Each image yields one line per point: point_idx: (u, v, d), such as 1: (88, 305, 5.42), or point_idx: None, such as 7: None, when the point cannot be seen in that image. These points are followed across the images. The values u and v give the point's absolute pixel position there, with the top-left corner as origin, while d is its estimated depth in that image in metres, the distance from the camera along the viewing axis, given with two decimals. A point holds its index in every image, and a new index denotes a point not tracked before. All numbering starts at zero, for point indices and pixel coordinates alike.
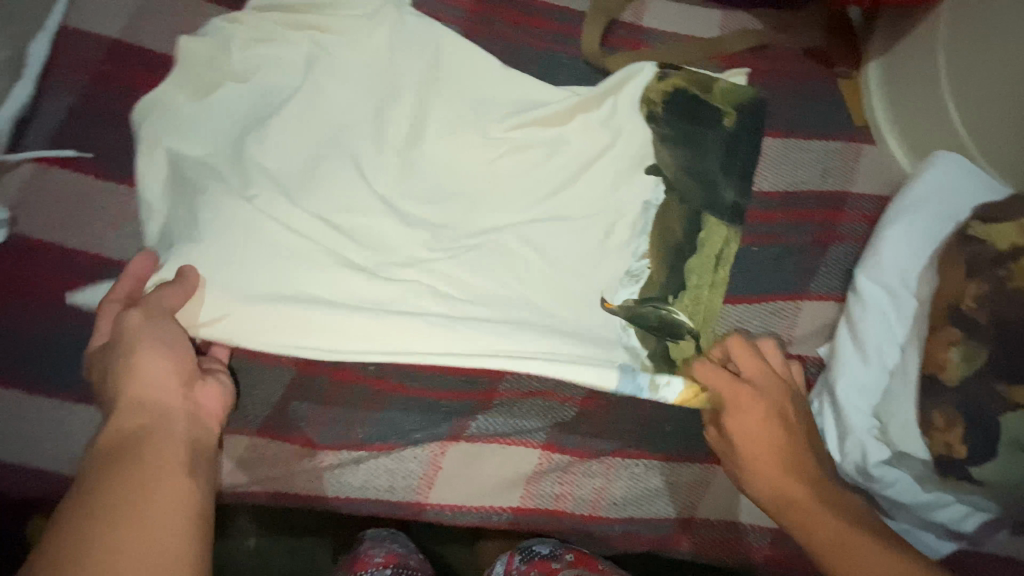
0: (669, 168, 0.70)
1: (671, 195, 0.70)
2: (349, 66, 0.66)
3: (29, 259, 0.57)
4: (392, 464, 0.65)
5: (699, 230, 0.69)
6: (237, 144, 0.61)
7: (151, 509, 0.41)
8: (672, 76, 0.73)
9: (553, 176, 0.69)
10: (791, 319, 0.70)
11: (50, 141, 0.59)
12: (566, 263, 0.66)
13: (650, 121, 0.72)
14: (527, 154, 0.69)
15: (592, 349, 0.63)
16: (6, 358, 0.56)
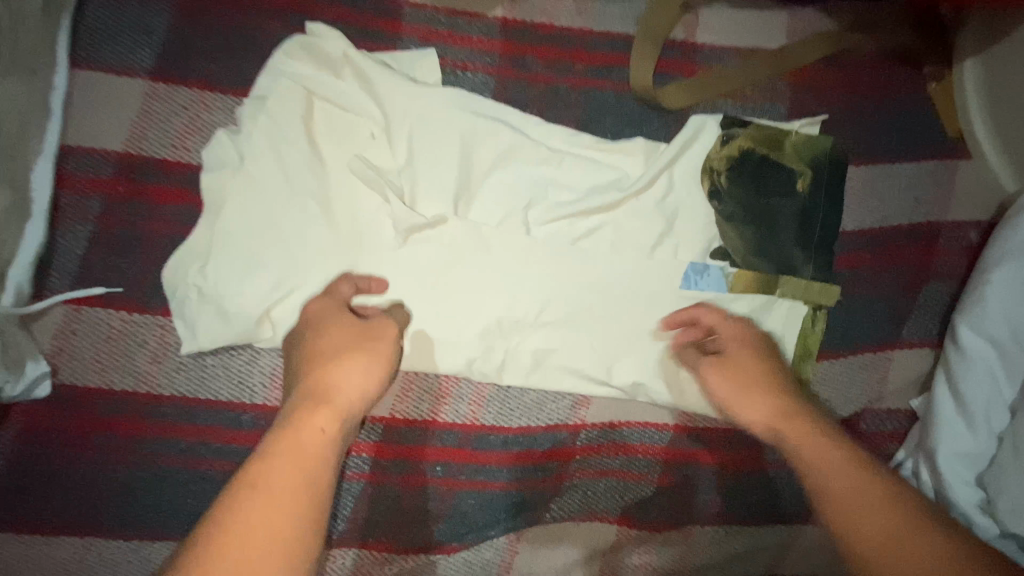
0: (738, 251, 0.64)
1: (744, 282, 0.64)
2: (376, 170, 0.59)
3: (78, 406, 0.55)
4: (469, 557, 0.64)
5: (777, 315, 0.64)
6: (271, 269, 0.57)
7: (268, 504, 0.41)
8: (737, 137, 0.65)
9: (611, 273, 0.63)
10: (881, 373, 0.65)
11: (75, 278, 0.55)
12: (630, 356, 0.63)
13: (713, 195, 0.65)
14: (578, 252, 0.63)
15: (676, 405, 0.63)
16: (72, 511, 0.55)
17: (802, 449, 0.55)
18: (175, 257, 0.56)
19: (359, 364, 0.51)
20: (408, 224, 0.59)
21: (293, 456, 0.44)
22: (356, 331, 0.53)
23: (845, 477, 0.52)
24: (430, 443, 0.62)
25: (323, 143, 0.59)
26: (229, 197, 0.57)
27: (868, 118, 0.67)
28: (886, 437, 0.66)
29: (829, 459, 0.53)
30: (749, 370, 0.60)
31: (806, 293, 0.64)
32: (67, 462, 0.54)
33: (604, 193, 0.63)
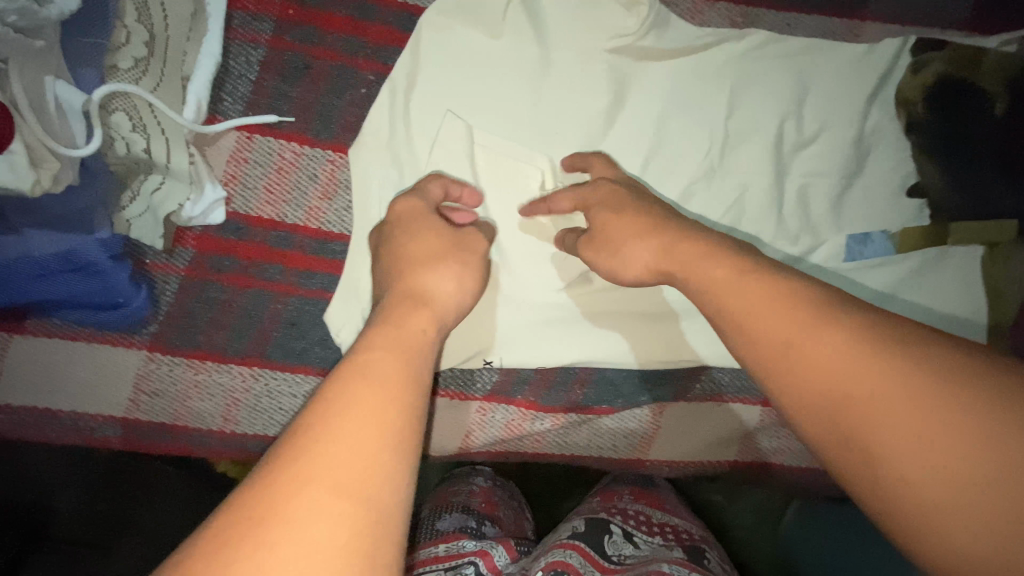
0: (935, 187, 0.60)
1: (935, 220, 0.61)
2: (550, 126, 0.57)
3: (249, 237, 0.54)
4: (613, 424, 0.64)
5: (963, 246, 0.61)
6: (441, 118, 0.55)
7: (347, 390, 0.31)
8: (932, 62, 0.58)
9: (783, 151, 0.60)
10: None
11: (247, 104, 0.54)
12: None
13: (908, 128, 0.60)
14: (750, 209, 0.60)
15: None
16: (247, 339, 0.56)
17: (744, 313, 0.36)
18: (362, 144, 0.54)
19: (451, 277, 0.45)
20: (597, 99, 0.57)
21: (369, 386, 0.32)
22: (442, 238, 0.47)
23: (918, 410, 0.27)
24: (585, 369, 0.62)
25: (506, 10, 0.55)
26: (415, 57, 0.54)
27: None
28: None
29: (862, 334, 0.31)
30: (649, 253, 0.45)
31: (984, 234, 0.60)
32: (237, 292, 0.55)
33: (795, 126, 0.59)
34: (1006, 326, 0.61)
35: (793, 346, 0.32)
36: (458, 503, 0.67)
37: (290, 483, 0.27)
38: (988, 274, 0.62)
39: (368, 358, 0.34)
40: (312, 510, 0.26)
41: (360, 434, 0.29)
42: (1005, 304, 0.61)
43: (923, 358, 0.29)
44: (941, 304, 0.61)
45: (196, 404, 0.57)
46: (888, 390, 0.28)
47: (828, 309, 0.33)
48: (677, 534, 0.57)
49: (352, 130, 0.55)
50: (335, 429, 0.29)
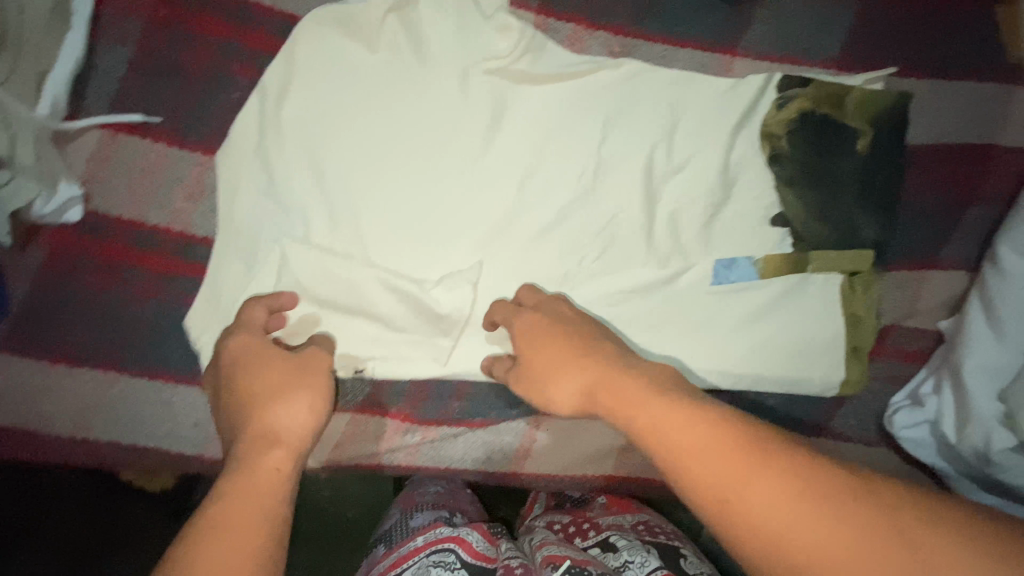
0: (798, 217, 0.63)
1: (797, 249, 0.64)
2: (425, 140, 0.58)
3: (110, 237, 0.53)
4: (488, 437, 0.64)
5: (823, 274, 0.64)
6: (314, 126, 0.55)
7: (229, 501, 0.38)
8: (796, 99, 0.62)
9: (654, 177, 0.63)
10: (914, 292, 0.65)
11: (113, 103, 0.53)
12: (669, 334, 0.65)
13: (773, 161, 0.63)
14: (624, 232, 0.63)
15: (704, 363, 0.65)
16: (103, 341, 0.55)
17: (707, 471, 0.36)
18: (231, 148, 0.54)
19: (299, 408, 0.47)
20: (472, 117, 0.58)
21: (247, 500, 0.39)
22: (286, 364, 0.49)
23: (813, 527, 0.32)
24: (460, 384, 0.62)
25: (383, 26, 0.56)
26: (289, 66, 0.55)
27: (930, 33, 0.65)
28: (909, 357, 0.67)
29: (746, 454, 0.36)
30: (572, 369, 0.50)
31: (841, 264, 0.63)
32: (95, 293, 0.54)
33: (665, 153, 0.62)
34: (863, 349, 0.64)
35: (753, 507, 0.34)
36: (428, 503, 0.60)
37: (226, 532, 0.37)
38: (848, 302, 0.64)
39: (248, 471, 0.41)
40: (230, 542, 0.36)
41: (242, 531, 0.37)
42: (863, 331, 0.65)
43: (860, 502, 0.33)
44: (802, 330, 0.64)
45: (48, 407, 0.55)
46: (794, 503, 0.33)
47: (745, 439, 0.37)
48: (650, 527, 0.59)
49: (222, 134, 0.54)
50: (244, 512, 0.38)
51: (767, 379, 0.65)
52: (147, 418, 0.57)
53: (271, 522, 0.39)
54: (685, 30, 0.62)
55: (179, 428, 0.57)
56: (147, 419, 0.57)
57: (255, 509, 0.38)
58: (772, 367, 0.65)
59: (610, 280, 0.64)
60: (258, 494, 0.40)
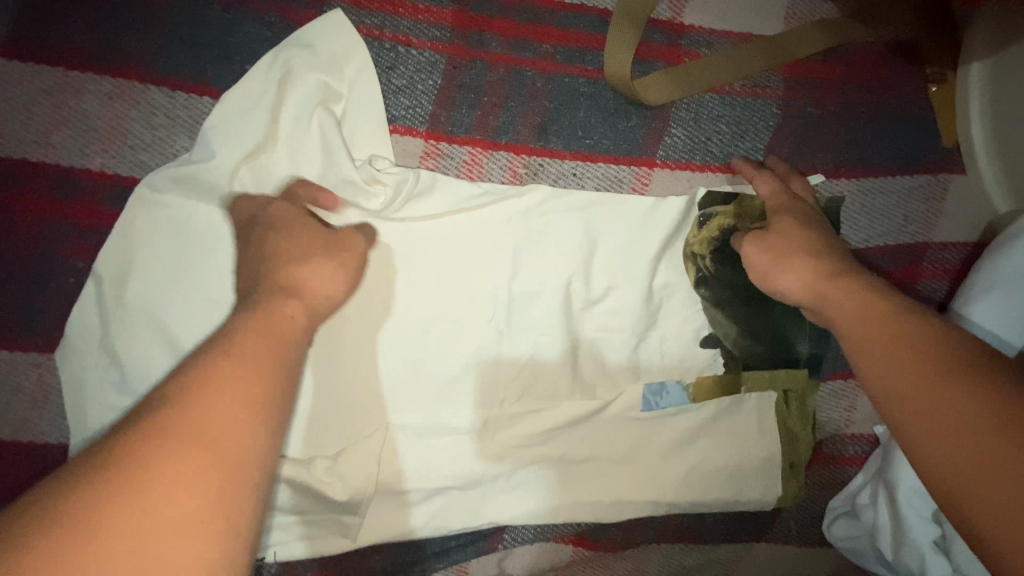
0: (729, 339, 0.59)
1: (729, 371, 0.60)
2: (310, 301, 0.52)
3: None
4: None
5: (757, 395, 0.60)
6: (169, 305, 0.47)
7: (180, 439, 0.27)
8: (715, 218, 0.57)
9: (573, 307, 0.57)
10: (851, 401, 0.63)
11: None
12: (600, 464, 0.60)
13: (700, 282, 0.58)
14: (546, 365, 0.58)
15: (638, 493, 0.61)
16: None
17: (893, 370, 0.38)
18: (71, 345, 0.47)
19: (337, 277, 0.43)
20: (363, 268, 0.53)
21: (176, 438, 0.27)
22: (313, 234, 0.45)
23: (952, 395, 0.35)
24: (377, 544, 0.57)
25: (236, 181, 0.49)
26: (131, 244, 0.47)
27: (864, 122, 0.60)
28: (847, 461, 0.65)
29: (928, 366, 0.37)
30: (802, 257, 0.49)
31: (773, 382, 0.60)
32: None
33: (583, 283, 0.57)
34: (800, 466, 0.62)
35: (912, 400, 0.36)
36: None
37: (216, 445, 0.27)
38: (783, 419, 0.61)
39: (177, 407, 0.28)
40: (246, 464, 0.28)
41: (186, 483, 0.26)
42: (798, 446, 0.62)
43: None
44: (737, 451, 0.61)
45: None
46: (946, 394, 0.35)
47: (920, 336, 0.39)
48: None
49: (61, 325, 0.47)
50: (216, 417, 0.28)
51: (706, 505, 0.61)
52: None
53: (264, 424, 0.30)
54: (594, 142, 0.57)
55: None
56: None
57: (228, 454, 0.28)
58: (710, 492, 0.61)
59: (536, 418, 0.58)
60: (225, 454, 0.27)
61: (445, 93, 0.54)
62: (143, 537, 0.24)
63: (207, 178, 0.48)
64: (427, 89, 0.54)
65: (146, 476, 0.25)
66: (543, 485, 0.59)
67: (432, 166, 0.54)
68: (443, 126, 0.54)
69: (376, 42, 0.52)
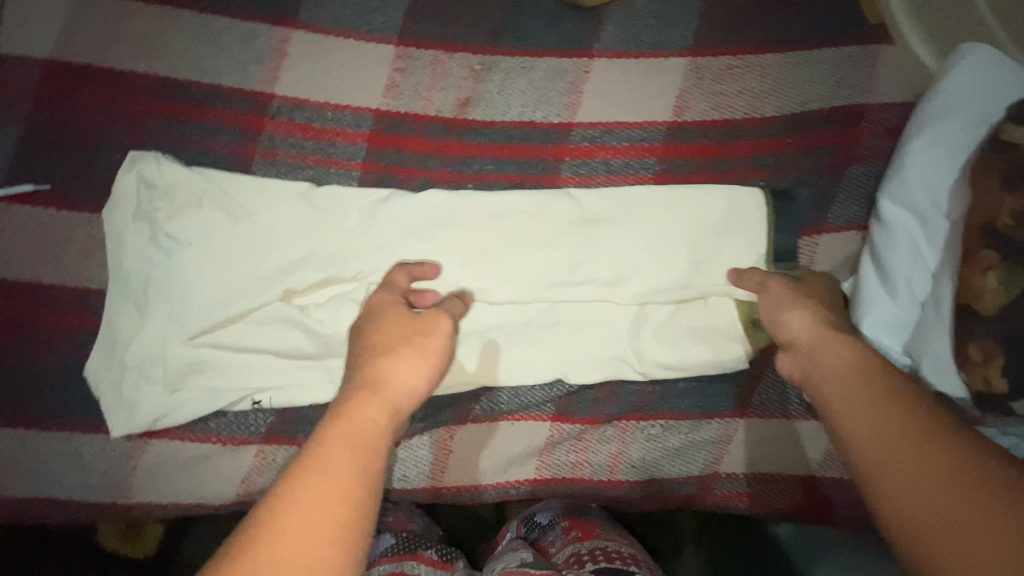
0: (684, 202, 0.63)
1: (689, 230, 0.64)
2: (305, 174, 0.62)
3: (7, 299, 0.57)
4: (403, 454, 0.65)
5: (715, 252, 0.64)
6: (186, 184, 0.58)
7: (298, 506, 0.37)
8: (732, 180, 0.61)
9: (533, 179, 0.64)
10: (809, 258, 0.65)
11: (7, 177, 0.58)
12: (570, 327, 0.65)
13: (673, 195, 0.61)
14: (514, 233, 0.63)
15: (608, 352, 0.65)
16: (9, 399, 0.57)
17: (873, 425, 0.43)
18: (120, 216, 0.58)
19: (421, 371, 0.49)
20: (349, 147, 0.62)
21: (346, 457, 0.40)
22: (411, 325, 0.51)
23: (935, 463, 0.38)
24: None
25: (246, 79, 0.61)
26: (146, 172, 0.58)
27: (788, 10, 0.67)
28: None
29: (907, 435, 0.41)
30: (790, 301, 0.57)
31: (724, 238, 0.64)
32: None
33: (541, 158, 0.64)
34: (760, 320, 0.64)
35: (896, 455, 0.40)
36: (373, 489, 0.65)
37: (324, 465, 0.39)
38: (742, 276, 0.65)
39: (306, 477, 0.38)
40: (363, 455, 0.41)
41: (320, 510, 0.37)
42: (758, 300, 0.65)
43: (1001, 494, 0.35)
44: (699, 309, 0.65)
45: None
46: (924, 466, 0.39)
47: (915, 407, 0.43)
48: (605, 556, 0.58)
49: (106, 191, 0.58)
50: (334, 454, 0.40)
51: (676, 366, 0.65)
52: (58, 470, 0.58)
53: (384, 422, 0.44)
54: (541, 43, 0.66)
55: (89, 477, 0.58)
56: (58, 472, 0.58)
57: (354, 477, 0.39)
58: (680, 352, 0.65)
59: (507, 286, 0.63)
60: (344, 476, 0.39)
61: (412, 11, 0.65)
62: (342, 517, 0.37)
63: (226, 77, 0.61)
64: (396, 9, 0.65)
65: (292, 497, 0.37)
66: (515, 344, 0.64)
67: (403, 67, 0.64)
68: (411, 36, 0.65)
69: None
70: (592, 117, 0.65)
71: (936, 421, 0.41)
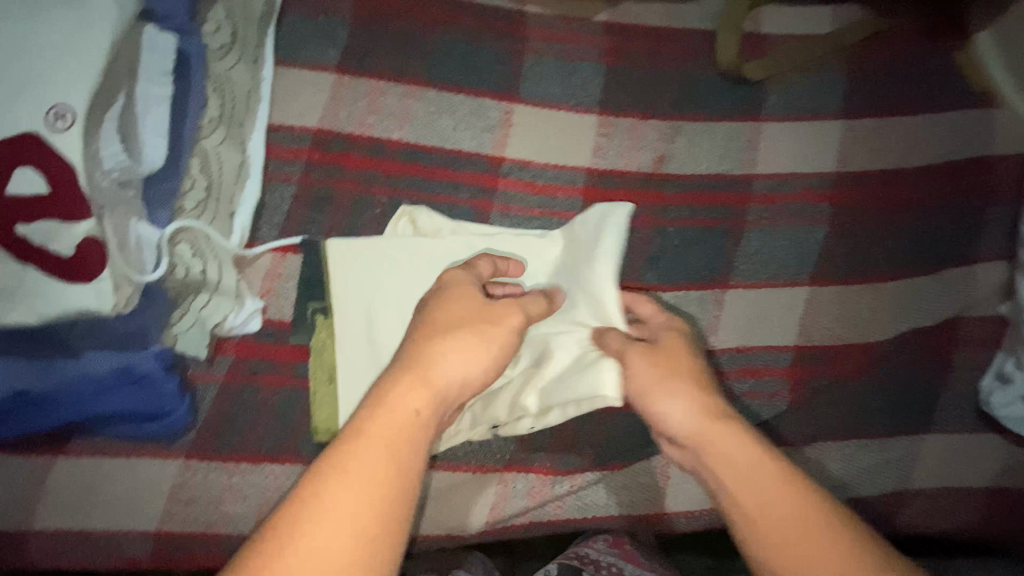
0: (852, 240, 0.74)
1: (863, 263, 0.74)
2: (535, 224, 0.70)
3: (282, 341, 0.63)
4: (627, 480, 0.68)
5: (886, 279, 0.74)
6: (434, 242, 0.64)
7: (319, 533, 0.37)
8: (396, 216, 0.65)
9: (721, 224, 0.73)
10: (968, 284, 0.74)
11: (282, 230, 0.64)
12: (767, 350, 0.72)
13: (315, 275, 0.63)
14: (708, 271, 0.72)
15: (804, 372, 0.72)
16: (283, 435, 0.61)
17: (774, 506, 0.45)
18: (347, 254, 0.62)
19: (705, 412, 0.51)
20: (570, 199, 0.71)
21: (380, 446, 0.41)
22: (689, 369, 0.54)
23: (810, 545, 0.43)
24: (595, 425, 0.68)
25: (482, 143, 0.71)
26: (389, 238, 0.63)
27: (918, 83, 0.79)
28: (983, 343, 0.74)
29: (796, 514, 0.44)
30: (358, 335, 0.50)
31: (892, 267, 0.74)
32: (274, 391, 0.62)
33: (727, 206, 0.74)
34: (932, 336, 0.73)
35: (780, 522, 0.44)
36: (594, 517, 0.68)
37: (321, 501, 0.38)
38: (912, 302, 0.74)
39: (315, 485, 0.39)
40: (358, 459, 0.40)
41: (344, 515, 0.38)
42: (932, 319, 0.73)
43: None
44: (877, 331, 0.73)
45: (235, 507, 0.60)
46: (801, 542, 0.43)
47: (774, 489, 0.46)
48: None
49: None
50: (348, 461, 0.40)
51: (870, 382, 0.72)
52: None
53: (363, 435, 0.42)
54: (717, 110, 0.76)
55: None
56: None
57: (387, 480, 0.40)
58: (875, 370, 0.72)
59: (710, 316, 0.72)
60: (356, 479, 0.39)
61: (608, 86, 0.75)
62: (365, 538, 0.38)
63: (464, 142, 0.70)
64: (596, 86, 0.75)
65: (321, 499, 0.38)
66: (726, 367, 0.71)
67: (606, 133, 0.74)
68: (609, 106, 0.75)
69: (562, 60, 0.75)
70: (770, 169, 0.75)
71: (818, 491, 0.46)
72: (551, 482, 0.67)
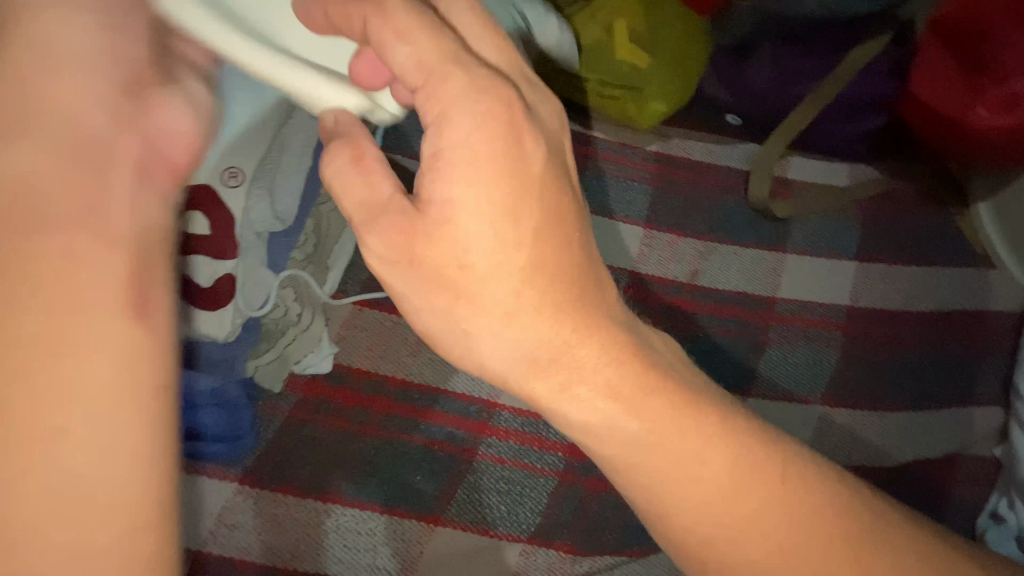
0: (860, 368, 0.82)
1: (869, 391, 0.82)
2: None
3: (348, 385, 0.69)
4: (642, 570, 0.70)
5: (890, 409, 0.81)
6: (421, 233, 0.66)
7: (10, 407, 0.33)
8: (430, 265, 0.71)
9: (745, 336, 0.82)
10: (966, 424, 0.82)
11: (364, 286, 0.73)
12: None
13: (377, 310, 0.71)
14: (731, 378, 0.80)
15: None
16: (332, 473, 0.66)
17: (711, 489, 0.43)
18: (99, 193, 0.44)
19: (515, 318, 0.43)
20: (614, 294, 0.80)
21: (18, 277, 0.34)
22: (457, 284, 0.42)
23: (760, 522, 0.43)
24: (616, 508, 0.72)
25: None
26: None
27: (925, 237, 0.91)
28: (980, 482, 0.80)
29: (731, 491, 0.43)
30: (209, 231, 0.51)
31: (896, 398, 0.82)
32: (332, 431, 0.68)
33: (751, 322, 0.83)
34: (932, 469, 0.79)
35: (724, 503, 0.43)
36: None
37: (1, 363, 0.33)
38: (914, 433, 0.80)
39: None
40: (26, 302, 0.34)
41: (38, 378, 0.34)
42: (933, 452, 0.80)
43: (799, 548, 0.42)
44: (881, 454, 0.79)
45: (277, 537, 0.64)
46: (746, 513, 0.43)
47: (708, 467, 0.44)
48: None
49: None
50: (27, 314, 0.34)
51: None
52: (358, 552, 0.65)
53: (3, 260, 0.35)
54: (747, 237, 0.88)
55: (378, 558, 0.65)
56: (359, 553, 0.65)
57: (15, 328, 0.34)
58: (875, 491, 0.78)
59: None
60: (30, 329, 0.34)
61: (654, 205, 0.87)
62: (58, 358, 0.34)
63: None
64: (643, 202, 0.87)
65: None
66: None
67: (650, 243, 0.85)
68: (654, 221, 0.86)
69: (620, 177, 0.87)
70: (790, 294, 0.85)
71: (748, 456, 0.44)
72: (568, 560, 0.69)
